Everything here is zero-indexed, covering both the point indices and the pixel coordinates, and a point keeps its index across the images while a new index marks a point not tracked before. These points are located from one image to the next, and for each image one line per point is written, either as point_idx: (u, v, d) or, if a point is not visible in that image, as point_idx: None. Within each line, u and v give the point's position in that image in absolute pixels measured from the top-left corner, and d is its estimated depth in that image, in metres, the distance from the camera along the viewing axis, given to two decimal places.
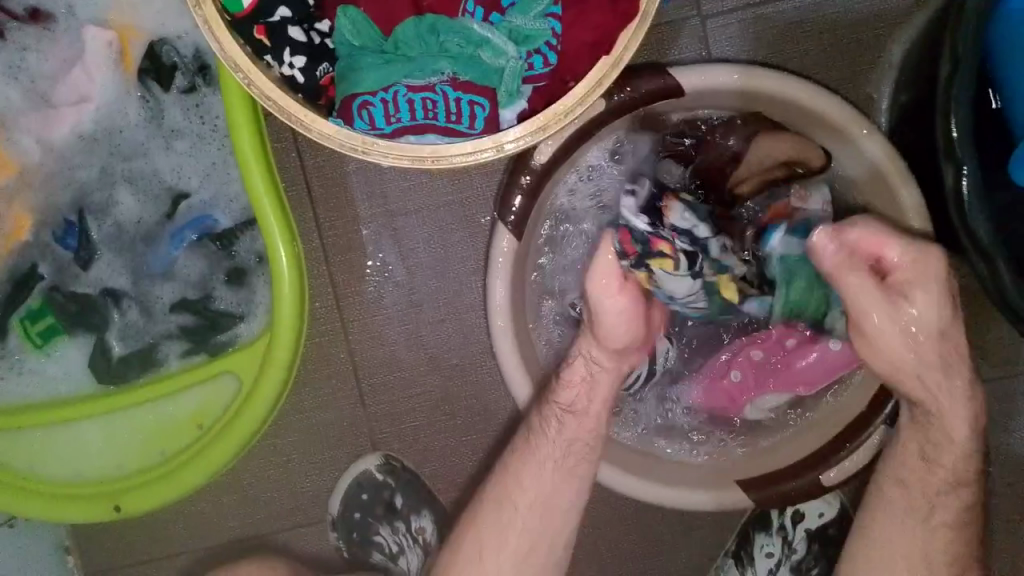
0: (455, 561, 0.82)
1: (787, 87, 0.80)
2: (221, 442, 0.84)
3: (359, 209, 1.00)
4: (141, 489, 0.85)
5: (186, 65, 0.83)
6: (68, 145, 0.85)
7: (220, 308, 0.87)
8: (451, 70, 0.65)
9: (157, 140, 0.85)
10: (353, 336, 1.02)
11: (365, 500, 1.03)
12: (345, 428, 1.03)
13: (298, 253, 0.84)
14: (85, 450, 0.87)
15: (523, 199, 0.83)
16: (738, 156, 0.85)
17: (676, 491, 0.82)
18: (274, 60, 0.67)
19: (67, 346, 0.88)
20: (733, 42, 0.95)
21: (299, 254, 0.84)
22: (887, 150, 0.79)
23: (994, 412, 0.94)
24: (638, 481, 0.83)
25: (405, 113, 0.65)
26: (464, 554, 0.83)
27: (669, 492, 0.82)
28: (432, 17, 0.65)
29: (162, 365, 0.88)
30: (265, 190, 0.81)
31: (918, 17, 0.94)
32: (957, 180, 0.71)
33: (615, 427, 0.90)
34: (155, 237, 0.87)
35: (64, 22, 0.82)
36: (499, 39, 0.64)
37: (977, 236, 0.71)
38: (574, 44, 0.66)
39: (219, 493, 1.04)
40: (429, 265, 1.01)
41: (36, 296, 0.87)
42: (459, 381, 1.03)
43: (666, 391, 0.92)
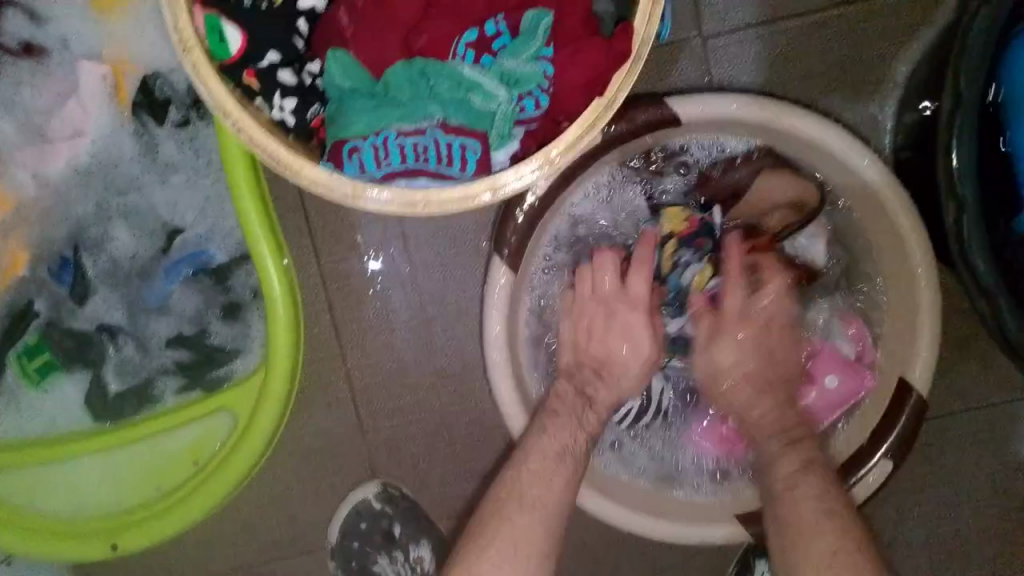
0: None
1: (788, 118, 0.79)
2: (218, 477, 0.83)
3: (356, 234, 0.99)
4: (139, 526, 0.85)
5: (180, 98, 0.82)
6: (64, 179, 0.84)
7: (216, 344, 0.87)
8: (442, 114, 0.63)
9: (152, 175, 0.84)
10: (351, 363, 1.01)
11: (364, 529, 1.02)
12: (344, 454, 1.03)
13: (292, 287, 0.83)
14: (82, 487, 0.87)
15: (519, 232, 0.82)
16: (738, 192, 0.87)
17: (676, 524, 0.81)
18: (264, 103, 0.67)
19: (64, 382, 0.88)
20: (736, 64, 0.93)
21: (294, 288, 0.84)
22: (887, 178, 0.78)
23: (991, 436, 0.95)
24: (635, 514, 0.81)
25: (395, 158, 0.64)
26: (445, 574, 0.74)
27: (670, 526, 0.81)
28: (422, 61, 0.64)
29: (158, 402, 0.88)
30: (258, 221, 0.81)
31: (923, 36, 0.92)
32: (957, 215, 0.70)
33: (613, 467, 0.88)
34: (150, 272, 0.86)
35: (58, 56, 0.82)
36: (490, 83, 0.63)
37: (978, 270, 0.70)
38: (567, 86, 0.64)
39: (218, 522, 1.03)
40: (428, 291, 1.00)
41: (33, 332, 0.87)
42: (459, 407, 1.02)
43: (665, 437, 0.91)
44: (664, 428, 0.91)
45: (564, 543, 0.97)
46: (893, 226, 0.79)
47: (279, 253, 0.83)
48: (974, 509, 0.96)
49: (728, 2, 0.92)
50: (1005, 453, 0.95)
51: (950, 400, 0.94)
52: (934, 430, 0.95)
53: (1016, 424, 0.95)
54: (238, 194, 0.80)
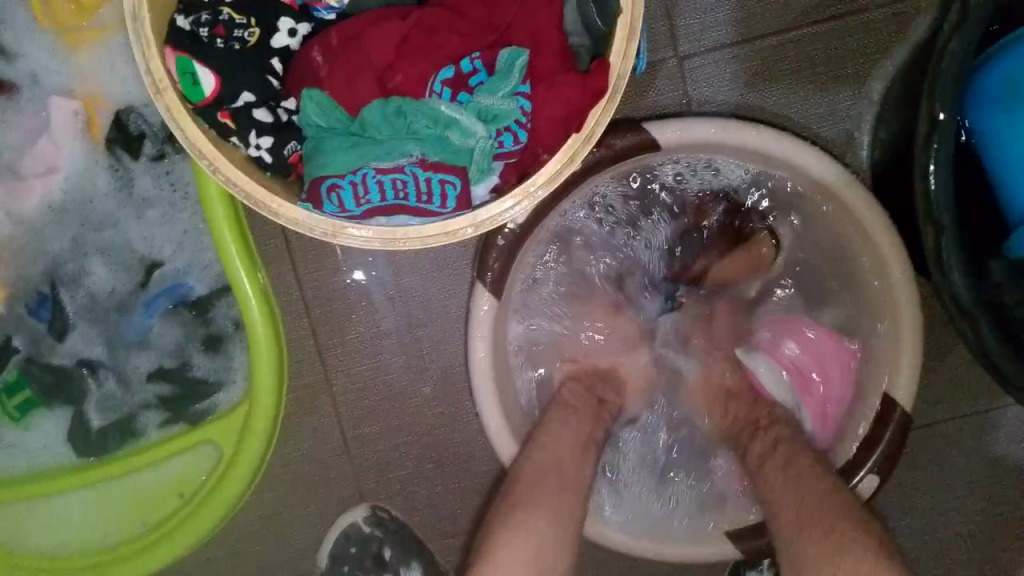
0: None
1: (765, 140, 0.79)
2: (204, 510, 0.83)
3: (338, 259, 0.98)
4: (125, 562, 0.84)
5: (154, 132, 0.81)
6: (39, 216, 0.84)
7: (197, 376, 0.86)
8: (420, 152, 0.63)
9: (128, 210, 0.83)
10: (336, 387, 1.01)
11: (354, 553, 1.03)
12: (331, 478, 1.02)
13: (274, 319, 0.83)
14: (66, 525, 0.86)
15: (500, 259, 0.82)
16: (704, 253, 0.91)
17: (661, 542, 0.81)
18: (240, 141, 0.66)
19: (44, 419, 0.87)
20: (713, 83, 0.94)
21: (276, 320, 0.83)
22: (866, 199, 0.79)
23: (974, 444, 0.96)
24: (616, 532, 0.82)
25: (374, 194, 0.63)
26: None
27: (649, 543, 0.82)
28: (398, 100, 0.63)
29: (141, 436, 0.87)
30: (237, 252, 0.80)
31: (897, 52, 0.93)
32: (936, 238, 0.70)
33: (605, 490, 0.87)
34: (129, 307, 0.85)
35: (28, 93, 0.82)
36: (467, 120, 0.63)
37: (958, 293, 0.70)
38: (545, 120, 0.65)
39: (208, 549, 1.03)
40: (412, 313, 1.00)
41: (12, 369, 0.86)
42: (445, 428, 1.02)
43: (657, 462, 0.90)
44: (654, 453, 0.91)
45: None
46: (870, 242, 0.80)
47: (260, 283, 0.82)
48: (958, 518, 0.97)
49: (703, 22, 0.93)
50: (987, 462, 0.96)
51: (931, 411, 0.95)
52: (918, 440, 0.96)
53: (996, 433, 0.96)
54: (217, 225, 0.79)
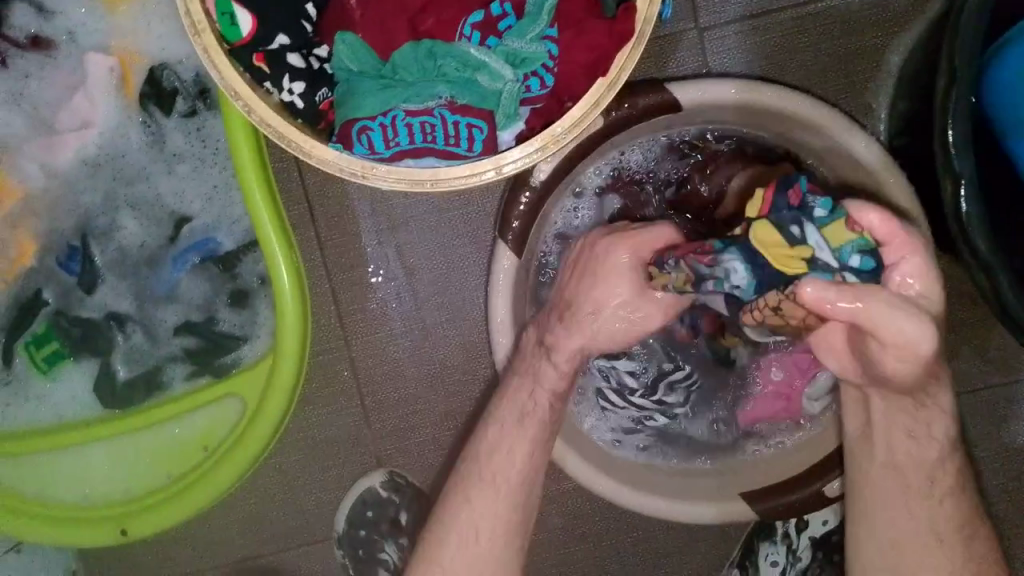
0: (433, 540, 0.74)
1: (784, 100, 0.80)
2: (226, 463, 0.84)
3: (360, 225, 1.00)
4: (146, 513, 0.85)
5: (187, 89, 0.83)
6: (72, 170, 0.86)
7: (223, 331, 0.88)
8: (449, 94, 0.65)
9: (159, 164, 0.85)
10: (356, 353, 1.02)
11: (370, 517, 1.03)
12: (350, 443, 1.03)
13: (299, 272, 0.84)
14: (92, 473, 0.87)
15: (523, 216, 0.84)
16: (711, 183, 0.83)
17: (681, 502, 0.82)
18: (274, 86, 0.67)
19: (72, 371, 0.89)
20: (732, 54, 0.95)
21: (301, 273, 0.85)
22: (882, 157, 0.79)
23: (992, 418, 0.96)
24: (627, 488, 0.82)
25: (403, 137, 0.65)
26: (439, 530, 0.74)
27: (663, 502, 0.82)
28: (429, 42, 0.65)
29: (167, 388, 0.89)
30: (268, 214, 0.82)
31: (916, 26, 0.94)
32: (955, 193, 0.70)
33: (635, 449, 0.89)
34: (158, 261, 0.87)
35: (65, 49, 0.83)
36: (496, 63, 0.65)
37: (977, 247, 0.70)
38: (571, 67, 0.66)
39: (227, 511, 1.04)
40: (432, 281, 1.01)
41: (41, 321, 0.88)
42: (462, 396, 1.03)
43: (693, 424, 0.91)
44: (686, 416, 0.91)
45: (569, 528, 0.98)
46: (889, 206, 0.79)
47: (291, 251, 0.84)
48: None
49: None
50: (1002, 434, 0.96)
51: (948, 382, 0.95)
52: None
53: (1013, 406, 0.96)
54: (248, 182, 0.81)
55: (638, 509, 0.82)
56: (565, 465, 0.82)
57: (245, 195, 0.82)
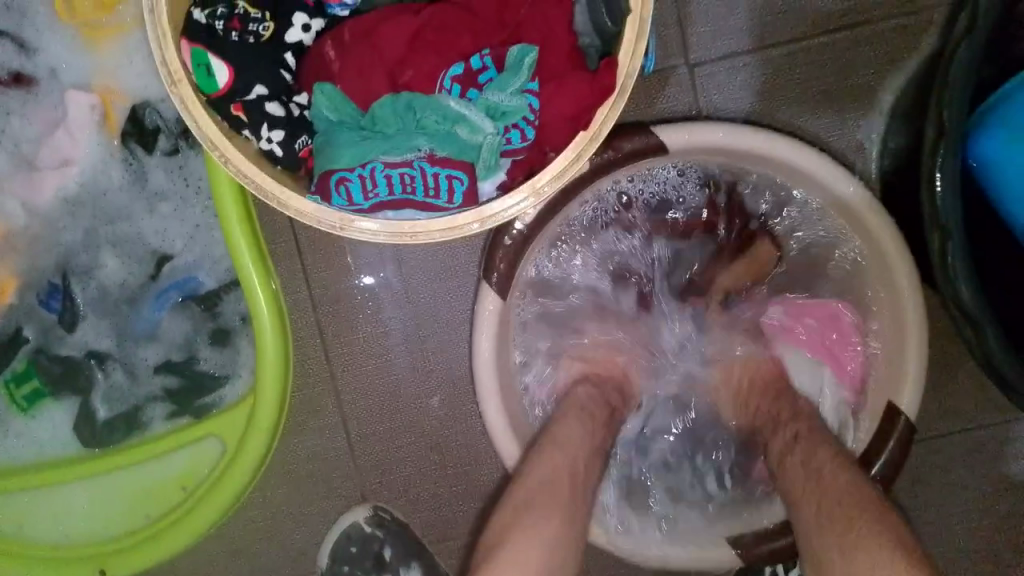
0: None
1: (771, 144, 0.79)
2: (209, 501, 0.84)
3: (347, 257, 0.99)
4: (124, 554, 0.85)
5: (169, 127, 0.83)
6: (54, 208, 0.85)
7: (204, 370, 0.87)
8: (428, 146, 0.64)
9: (141, 203, 0.85)
10: (342, 386, 1.01)
11: (354, 553, 1.02)
12: (334, 477, 1.02)
13: (275, 292, 0.83)
14: (71, 513, 0.87)
15: (509, 261, 0.83)
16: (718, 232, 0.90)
17: (659, 550, 0.81)
18: (252, 135, 0.67)
19: (51, 409, 0.88)
20: (723, 91, 0.94)
21: (277, 293, 0.84)
22: (872, 206, 0.78)
23: (987, 461, 0.95)
24: (608, 533, 0.81)
25: (382, 188, 0.64)
26: None
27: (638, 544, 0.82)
28: (408, 95, 0.64)
29: (147, 428, 0.88)
30: (250, 256, 0.81)
31: (908, 64, 0.93)
32: (941, 245, 0.69)
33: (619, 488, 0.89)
34: (139, 299, 0.87)
35: (47, 86, 0.82)
36: (475, 115, 0.64)
37: (963, 300, 0.69)
38: (553, 118, 0.65)
39: (210, 544, 1.03)
40: (419, 314, 1.00)
41: (21, 359, 0.87)
42: (448, 430, 1.02)
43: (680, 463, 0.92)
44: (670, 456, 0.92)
45: None
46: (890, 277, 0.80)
47: (272, 291, 0.83)
48: (963, 533, 0.95)
49: (713, 30, 0.93)
50: (996, 478, 0.95)
51: (941, 425, 0.94)
52: (925, 455, 0.95)
53: (1008, 446, 0.94)
54: (230, 226, 0.80)
55: (638, 559, 0.82)
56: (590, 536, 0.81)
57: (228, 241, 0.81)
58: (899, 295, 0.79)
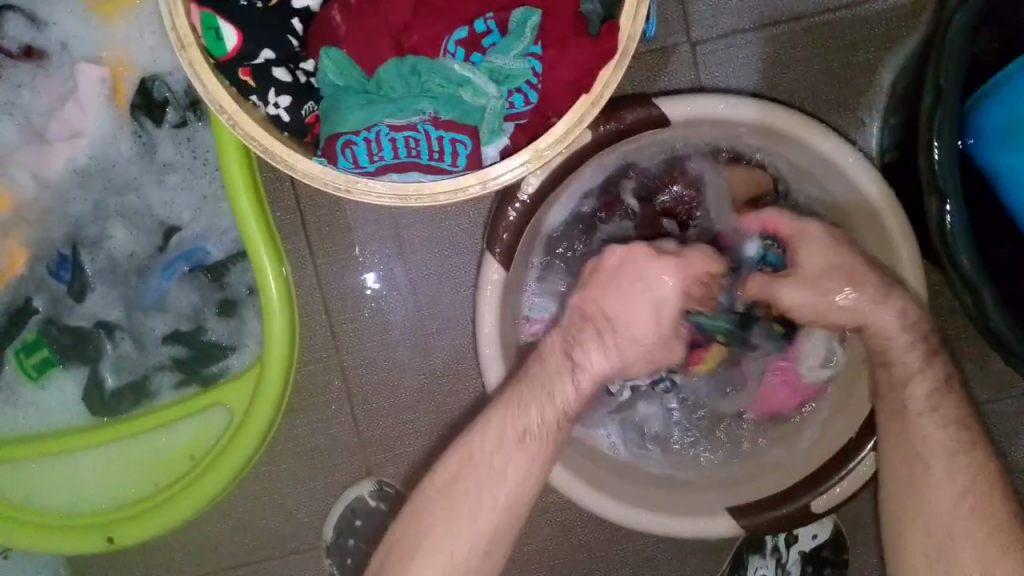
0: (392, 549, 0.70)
1: (778, 118, 0.80)
2: (216, 469, 0.85)
3: (353, 234, 1.00)
4: (133, 521, 0.86)
5: (178, 100, 0.84)
6: (63, 180, 0.86)
7: (211, 341, 0.88)
8: (433, 109, 0.65)
9: (150, 174, 0.86)
10: (348, 362, 1.02)
11: (359, 527, 1.03)
12: (340, 452, 1.04)
13: (287, 277, 0.85)
14: (79, 481, 0.88)
15: (512, 232, 0.83)
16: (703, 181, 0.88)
17: (669, 518, 0.82)
18: (259, 100, 0.68)
19: (61, 378, 0.89)
20: (724, 69, 0.95)
21: (288, 277, 0.85)
22: (873, 175, 0.80)
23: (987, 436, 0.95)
24: (611, 501, 0.82)
25: (387, 151, 0.65)
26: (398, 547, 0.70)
27: (649, 517, 0.82)
28: (413, 59, 0.66)
29: (155, 397, 0.89)
30: (262, 240, 0.83)
31: (908, 43, 0.94)
32: (939, 213, 0.70)
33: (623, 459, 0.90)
34: (147, 270, 0.88)
35: (58, 59, 0.84)
36: (479, 78, 0.65)
37: (961, 264, 0.70)
38: (554, 83, 0.67)
39: (216, 517, 1.04)
40: (424, 292, 1.01)
41: (31, 329, 0.88)
42: (453, 406, 1.03)
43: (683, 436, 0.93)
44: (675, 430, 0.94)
45: (558, 540, 0.98)
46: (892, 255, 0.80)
47: (283, 275, 0.85)
48: None
49: (715, 7, 0.94)
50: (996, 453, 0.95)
51: None
52: None
53: (1008, 423, 0.95)
54: (244, 219, 0.82)
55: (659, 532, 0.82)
56: (553, 479, 0.81)
57: (242, 229, 0.83)
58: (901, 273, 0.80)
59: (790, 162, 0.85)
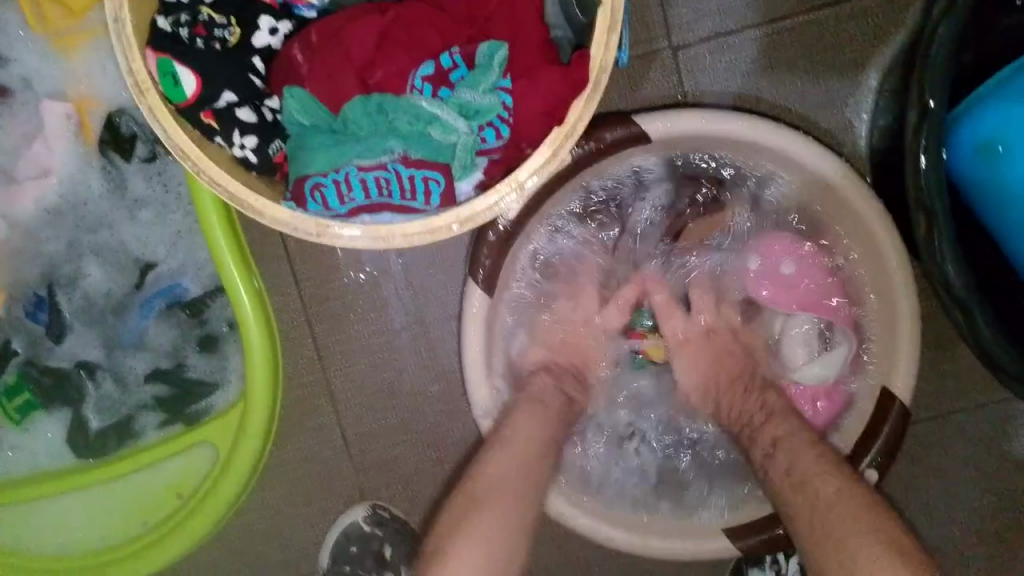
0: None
1: (762, 133, 0.77)
2: (209, 504, 0.84)
3: (335, 255, 0.98)
4: (123, 561, 0.85)
5: (145, 133, 0.82)
6: (36, 221, 0.84)
7: (193, 378, 0.86)
8: (402, 148, 0.63)
9: (122, 211, 0.84)
10: (337, 386, 1.01)
11: (354, 553, 1.02)
12: (333, 475, 1.03)
13: (258, 288, 0.83)
14: (66, 526, 0.87)
15: (492, 256, 0.81)
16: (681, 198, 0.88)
17: (651, 539, 0.80)
18: (224, 141, 0.66)
19: (43, 420, 0.88)
20: (707, 74, 0.93)
21: (260, 288, 0.83)
22: (863, 191, 0.77)
23: (987, 439, 0.94)
24: (599, 524, 0.81)
25: (358, 193, 0.63)
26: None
27: (630, 536, 0.81)
28: (379, 97, 0.63)
29: (139, 437, 0.88)
30: (232, 256, 0.80)
31: (895, 39, 0.91)
32: (927, 229, 0.68)
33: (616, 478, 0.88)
34: (125, 307, 0.86)
35: (22, 97, 0.82)
36: (448, 115, 0.63)
37: (950, 280, 0.68)
38: (527, 113, 0.64)
39: (211, 547, 1.04)
40: (409, 311, 1.00)
41: (11, 371, 0.87)
42: (444, 425, 1.02)
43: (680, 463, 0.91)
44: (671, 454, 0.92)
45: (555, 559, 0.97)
46: (885, 273, 0.79)
47: (255, 286, 0.83)
48: (966, 513, 0.95)
49: (695, 11, 0.91)
50: (997, 455, 0.94)
51: (940, 404, 0.93)
52: (926, 434, 0.93)
53: (1010, 423, 0.93)
54: (212, 233, 0.80)
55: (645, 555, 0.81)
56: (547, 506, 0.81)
57: (212, 246, 0.81)
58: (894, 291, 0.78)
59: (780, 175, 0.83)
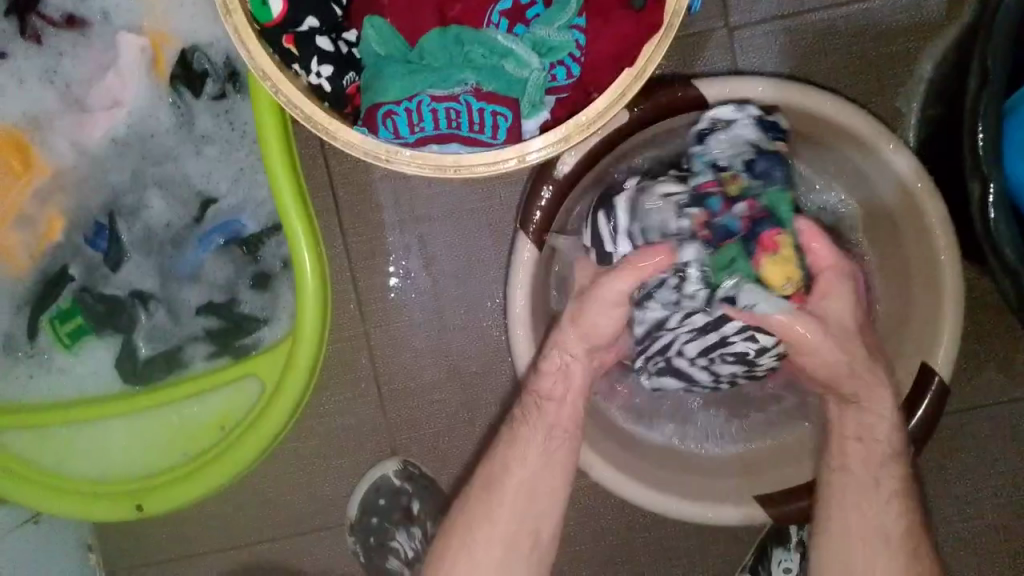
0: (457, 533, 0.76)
1: (820, 102, 0.78)
2: (245, 442, 0.84)
3: (382, 213, 1.00)
4: (159, 489, 0.86)
5: (217, 71, 0.84)
6: (102, 148, 0.87)
7: (244, 312, 0.89)
8: (475, 80, 0.65)
9: (187, 145, 0.87)
10: (376, 342, 1.02)
11: (383, 506, 1.03)
12: (366, 430, 1.04)
13: (321, 254, 0.84)
14: (109, 449, 0.89)
15: (547, 204, 0.83)
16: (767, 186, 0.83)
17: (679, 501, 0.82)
18: (302, 68, 0.68)
19: (94, 345, 0.90)
20: (760, 55, 0.94)
21: (323, 255, 0.85)
22: (915, 166, 0.78)
23: (1017, 432, 0.94)
24: (637, 484, 0.82)
25: (428, 123, 0.66)
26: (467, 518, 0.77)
27: (656, 495, 0.82)
28: (456, 29, 0.66)
29: (187, 366, 0.90)
30: (299, 220, 0.82)
31: (949, 31, 0.92)
32: (981, 196, 0.69)
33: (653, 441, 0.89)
34: (183, 241, 0.89)
35: (99, 30, 0.84)
36: (522, 49, 0.65)
37: (1005, 253, 0.69)
38: (597, 56, 0.66)
39: (241, 492, 1.05)
40: (452, 273, 1.01)
41: (66, 296, 0.89)
42: (478, 389, 1.03)
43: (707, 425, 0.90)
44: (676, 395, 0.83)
45: (579, 524, 0.98)
46: (930, 244, 0.80)
47: (317, 251, 0.84)
48: (993, 504, 0.95)
49: None
50: None
51: (972, 394, 0.94)
52: (958, 422, 0.94)
53: None
54: (282, 197, 0.81)
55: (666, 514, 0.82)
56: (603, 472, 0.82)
57: (280, 207, 0.82)
58: (939, 265, 0.79)
59: (831, 150, 0.85)
